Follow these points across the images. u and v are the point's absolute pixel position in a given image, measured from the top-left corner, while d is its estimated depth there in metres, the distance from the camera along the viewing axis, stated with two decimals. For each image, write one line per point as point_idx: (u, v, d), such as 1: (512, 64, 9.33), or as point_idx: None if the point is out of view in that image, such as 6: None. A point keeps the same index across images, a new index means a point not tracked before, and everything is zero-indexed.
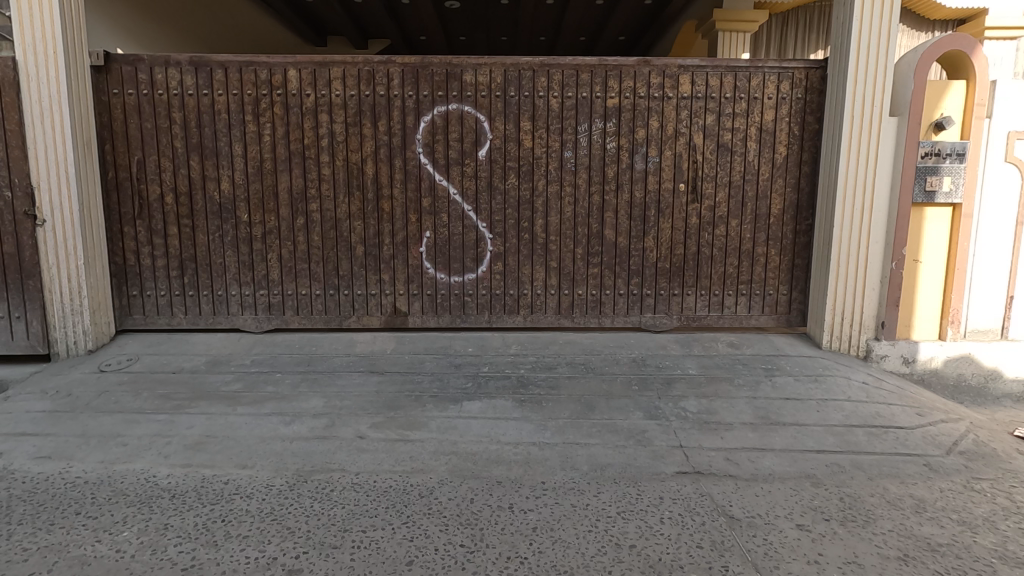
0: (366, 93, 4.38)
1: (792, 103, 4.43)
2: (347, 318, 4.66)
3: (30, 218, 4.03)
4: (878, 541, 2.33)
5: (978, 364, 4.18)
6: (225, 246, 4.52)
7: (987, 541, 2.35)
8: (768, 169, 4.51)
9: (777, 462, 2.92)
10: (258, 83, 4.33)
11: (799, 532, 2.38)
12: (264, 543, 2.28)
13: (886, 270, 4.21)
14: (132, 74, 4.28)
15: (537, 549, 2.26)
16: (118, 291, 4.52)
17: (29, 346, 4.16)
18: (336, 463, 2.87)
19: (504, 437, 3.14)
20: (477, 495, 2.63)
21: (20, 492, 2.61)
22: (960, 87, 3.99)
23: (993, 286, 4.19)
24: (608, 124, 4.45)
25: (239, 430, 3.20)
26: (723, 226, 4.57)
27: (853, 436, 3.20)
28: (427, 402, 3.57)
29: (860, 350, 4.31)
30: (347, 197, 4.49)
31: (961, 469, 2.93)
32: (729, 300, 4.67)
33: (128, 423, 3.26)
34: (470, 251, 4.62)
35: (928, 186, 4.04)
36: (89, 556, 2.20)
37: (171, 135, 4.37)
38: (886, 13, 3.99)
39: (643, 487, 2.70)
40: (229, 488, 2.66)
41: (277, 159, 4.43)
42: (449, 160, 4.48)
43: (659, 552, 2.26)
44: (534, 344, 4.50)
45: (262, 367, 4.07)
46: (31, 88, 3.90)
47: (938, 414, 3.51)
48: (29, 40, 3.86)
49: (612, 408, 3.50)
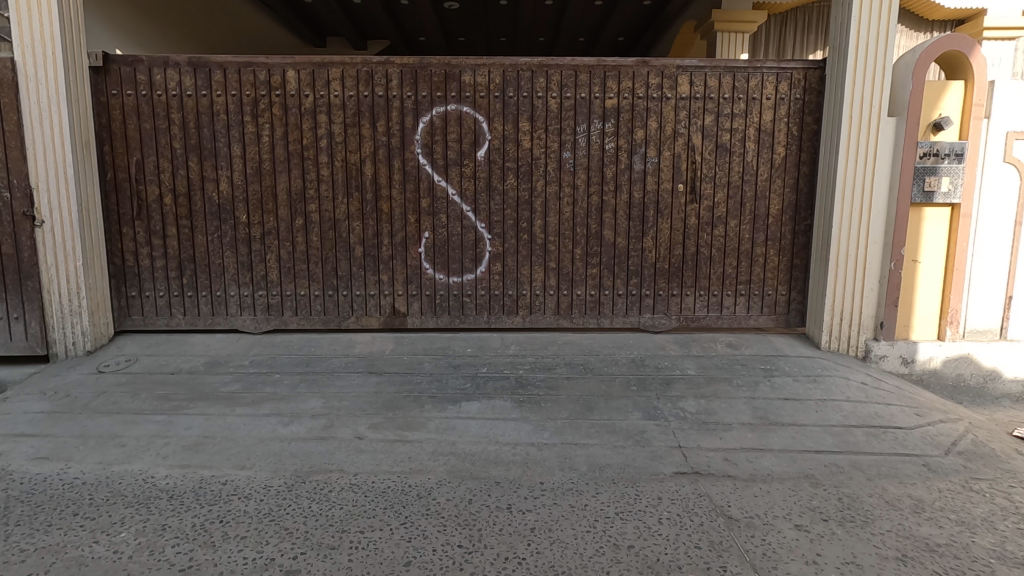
0: (365, 94, 4.38)
1: (791, 103, 4.43)
2: (346, 318, 4.66)
3: (28, 219, 4.03)
4: (876, 542, 2.33)
5: (977, 364, 4.18)
6: (224, 247, 4.52)
7: (985, 541, 2.35)
8: (767, 169, 4.51)
9: (776, 462, 2.92)
10: (257, 83, 4.33)
11: (798, 532, 2.38)
12: (262, 544, 2.28)
13: (885, 270, 4.21)
14: (130, 75, 4.28)
15: (536, 550, 2.26)
16: (117, 292, 4.52)
17: (28, 347, 4.16)
18: (335, 464, 2.87)
19: (503, 438, 3.14)
20: (476, 495, 2.63)
21: (17, 493, 2.61)
22: (960, 87, 3.98)
23: (993, 286, 4.19)
24: (606, 124, 4.45)
25: (237, 431, 3.20)
26: (722, 226, 4.57)
27: (852, 436, 3.20)
28: (425, 403, 3.57)
29: (859, 350, 4.31)
30: (346, 197, 4.49)
31: (960, 470, 2.93)
32: (727, 301, 4.67)
33: (127, 424, 3.26)
34: (469, 252, 4.62)
35: (927, 186, 4.04)
36: (87, 557, 2.20)
37: (170, 135, 4.37)
38: (884, 13, 3.99)
39: (641, 488, 2.70)
40: (228, 489, 2.66)
41: (276, 160, 4.43)
42: (449, 160, 4.48)
43: (658, 552, 2.26)
44: (532, 344, 4.50)
45: (261, 368, 4.07)
46: (29, 89, 3.90)
47: (937, 414, 3.51)
48: (28, 42, 3.86)
49: (611, 409, 3.50)
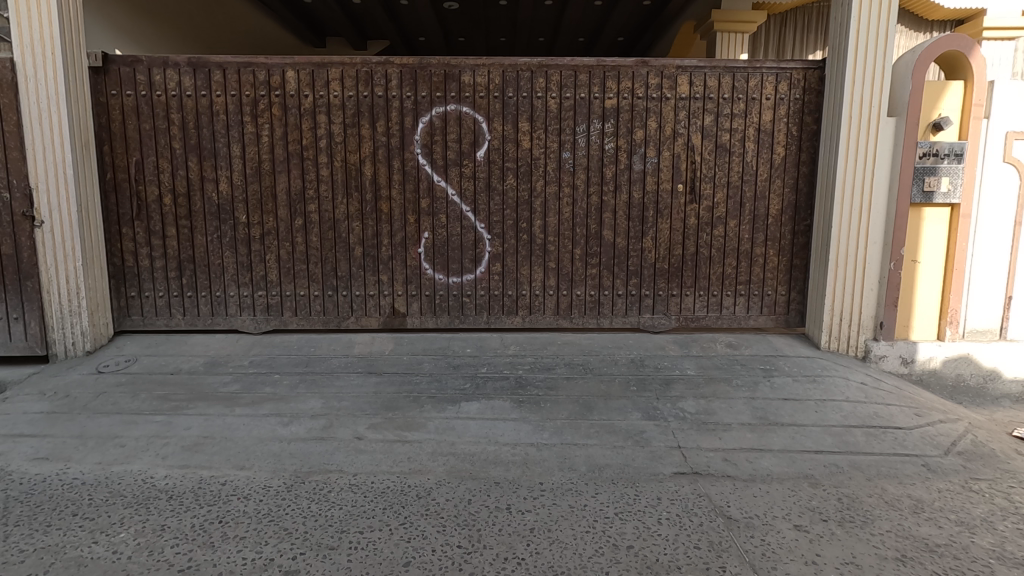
0: (364, 94, 4.38)
1: (791, 103, 4.43)
2: (346, 318, 4.66)
3: (28, 219, 4.03)
4: (876, 542, 2.32)
5: (977, 364, 4.18)
6: (224, 247, 4.52)
7: (984, 541, 2.35)
8: (767, 170, 4.51)
9: (775, 463, 2.92)
10: (256, 84, 4.33)
11: (797, 532, 2.38)
12: (261, 544, 2.28)
13: (885, 270, 4.21)
14: (130, 75, 4.28)
15: (535, 550, 2.26)
16: (117, 292, 4.52)
17: (27, 348, 4.16)
18: (335, 465, 2.87)
19: (502, 438, 3.14)
20: (475, 495, 2.63)
21: (17, 494, 2.61)
22: (959, 88, 3.98)
23: (993, 286, 4.19)
24: (606, 124, 4.45)
25: (237, 431, 3.20)
26: (722, 227, 4.57)
27: (851, 437, 3.20)
28: (425, 403, 3.57)
29: (859, 351, 4.31)
30: (345, 197, 4.49)
31: (960, 470, 2.93)
32: (727, 301, 4.67)
33: (126, 425, 3.26)
34: (469, 252, 4.62)
35: (926, 186, 4.03)
36: (86, 558, 2.20)
37: (170, 136, 4.37)
38: (884, 13, 3.99)
39: (641, 488, 2.70)
40: (227, 490, 2.66)
41: (276, 160, 4.43)
42: (448, 160, 4.48)
43: (657, 553, 2.25)
44: (532, 344, 4.50)
45: (260, 368, 4.07)
46: (28, 89, 3.90)
47: (936, 414, 3.52)
48: (28, 43, 3.86)
49: (611, 409, 3.50)
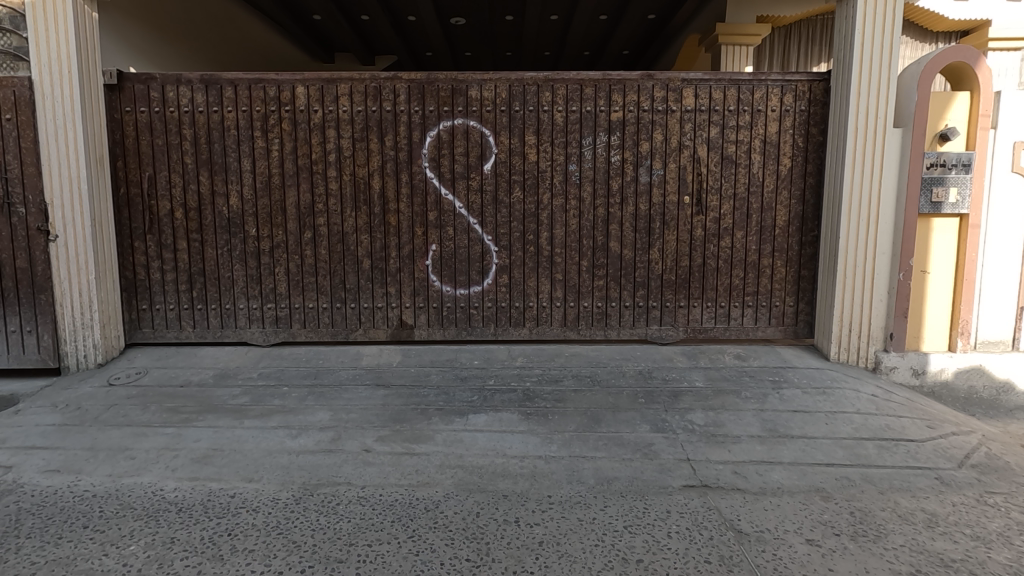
0: (372, 108, 4.43)
1: (796, 115, 4.44)
2: (354, 331, 4.69)
3: (42, 233, 4.11)
4: (890, 557, 2.29)
5: (989, 375, 4.15)
6: (234, 260, 4.57)
7: (1001, 556, 2.32)
8: (773, 181, 4.51)
9: (786, 475, 2.90)
10: (267, 99, 4.40)
11: (809, 547, 2.35)
12: (271, 557, 2.29)
13: (893, 281, 4.17)
14: (143, 92, 4.35)
15: (543, 564, 2.25)
16: (128, 304, 4.57)
17: (40, 360, 4.22)
18: (343, 477, 2.88)
19: (510, 451, 3.13)
20: (483, 508, 2.62)
21: (29, 506, 2.63)
22: (965, 98, 3.99)
23: (1003, 297, 4.16)
24: (612, 137, 4.48)
25: (246, 443, 3.21)
26: (728, 238, 4.57)
27: (863, 449, 3.18)
28: (432, 415, 3.57)
29: (870, 362, 4.27)
30: (354, 210, 4.53)
31: (975, 482, 2.90)
32: (734, 312, 4.65)
33: (137, 436, 3.28)
34: (476, 264, 4.64)
35: (934, 197, 4.02)
36: (96, 569, 2.21)
37: (182, 150, 4.43)
38: (886, 27, 4.01)
39: (649, 501, 2.68)
40: (236, 502, 2.67)
41: (285, 174, 4.47)
42: (455, 174, 4.52)
43: (667, 567, 2.24)
44: (539, 356, 4.49)
45: (269, 380, 4.09)
46: (46, 107, 3.99)
47: (949, 426, 3.48)
48: (45, 61, 3.95)
49: (618, 422, 3.48)
